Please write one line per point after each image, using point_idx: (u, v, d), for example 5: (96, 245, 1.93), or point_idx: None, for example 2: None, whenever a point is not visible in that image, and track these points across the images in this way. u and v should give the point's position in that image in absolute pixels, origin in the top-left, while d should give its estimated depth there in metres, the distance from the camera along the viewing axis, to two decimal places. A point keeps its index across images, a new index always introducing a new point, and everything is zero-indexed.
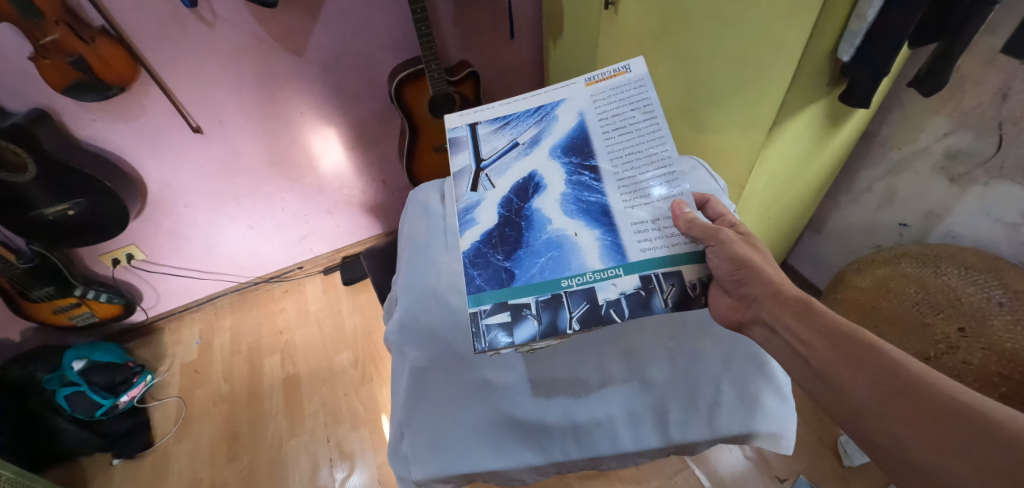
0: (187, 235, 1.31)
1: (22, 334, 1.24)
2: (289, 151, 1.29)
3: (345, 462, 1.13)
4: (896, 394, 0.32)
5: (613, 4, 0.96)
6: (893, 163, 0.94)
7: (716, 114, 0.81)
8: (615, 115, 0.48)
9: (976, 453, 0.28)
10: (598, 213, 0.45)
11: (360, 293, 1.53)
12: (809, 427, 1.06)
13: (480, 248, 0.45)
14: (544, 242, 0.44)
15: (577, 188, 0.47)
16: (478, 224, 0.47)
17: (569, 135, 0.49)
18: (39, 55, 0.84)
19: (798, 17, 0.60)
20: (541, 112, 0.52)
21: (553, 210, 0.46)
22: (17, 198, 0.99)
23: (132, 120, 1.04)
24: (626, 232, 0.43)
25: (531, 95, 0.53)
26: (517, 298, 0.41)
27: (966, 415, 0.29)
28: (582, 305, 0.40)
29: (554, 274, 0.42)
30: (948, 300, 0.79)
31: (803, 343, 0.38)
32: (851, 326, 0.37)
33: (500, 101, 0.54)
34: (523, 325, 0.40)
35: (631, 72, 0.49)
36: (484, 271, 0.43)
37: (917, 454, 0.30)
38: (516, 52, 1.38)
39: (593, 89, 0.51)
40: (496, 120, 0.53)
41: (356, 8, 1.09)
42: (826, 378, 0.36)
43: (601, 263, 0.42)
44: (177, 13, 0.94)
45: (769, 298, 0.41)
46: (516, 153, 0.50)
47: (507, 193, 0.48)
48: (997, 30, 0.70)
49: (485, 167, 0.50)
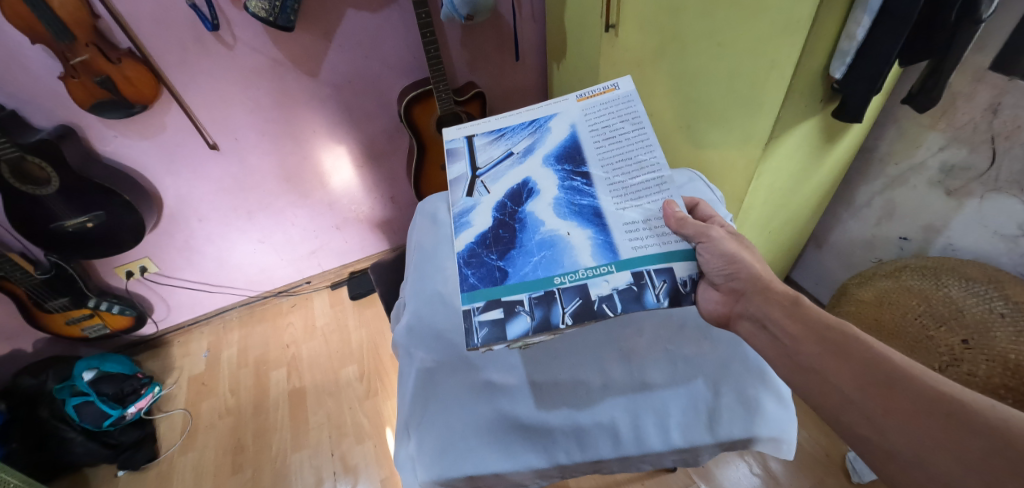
0: (199, 249, 1.34)
1: (34, 345, 1.27)
2: (301, 168, 1.33)
3: (349, 475, 1.12)
4: (880, 386, 0.33)
5: (613, 27, 1.00)
6: (890, 178, 0.96)
7: (712, 130, 0.84)
8: (606, 126, 0.52)
9: (955, 441, 0.29)
10: (591, 215, 0.47)
11: (367, 308, 1.55)
12: (818, 444, 1.05)
13: (475, 248, 0.47)
14: (537, 242, 0.46)
15: (570, 193, 0.49)
16: (473, 226, 0.49)
17: (562, 144, 0.53)
18: (69, 75, 0.89)
19: (787, 37, 0.63)
20: (534, 125, 0.55)
21: (546, 213, 0.48)
22: (40, 211, 1.03)
23: (153, 137, 1.09)
24: (617, 232, 0.45)
25: (526, 110, 0.58)
26: (510, 295, 0.42)
27: (944, 404, 0.30)
28: (575, 300, 0.41)
29: (547, 272, 0.43)
30: (951, 313, 0.80)
31: (789, 336, 0.39)
32: (837, 321, 0.38)
33: (496, 116, 0.58)
34: (516, 320, 0.40)
35: (619, 89, 0.54)
36: (478, 270, 0.45)
37: (896, 443, 0.31)
38: (519, 73, 1.43)
39: (584, 104, 0.55)
40: (492, 133, 0.57)
41: (367, 31, 1.14)
42: (813, 368, 0.36)
43: (593, 261, 0.43)
44: (200, 36, 0.99)
45: (756, 293, 0.43)
46: (510, 162, 0.53)
47: (501, 198, 0.50)
48: (986, 48, 0.73)
49: (480, 174, 0.53)
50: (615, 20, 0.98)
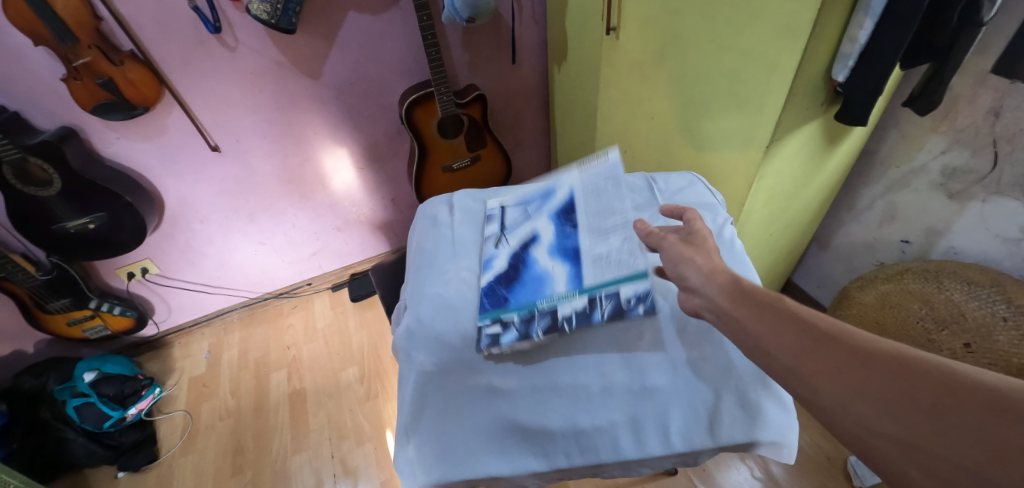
0: (200, 250, 1.34)
1: (36, 346, 1.27)
2: (303, 170, 1.33)
3: (349, 478, 1.12)
4: (811, 346, 0.32)
5: (614, 30, 1.00)
6: (892, 181, 0.96)
7: (713, 132, 0.84)
8: (594, 185, 0.59)
9: (893, 391, 0.27)
10: (571, 253, 0.54)
11: (368, 310, 1.55)
12: (819, 448, 1.04)
13: (489, 283, 0.56)
14: (531, 276, 0.55)
15: (562, 237, 0.56)
16: (491, 267, 0.59)
17: (561, 201, 0.60)
18: (71, 77, 0.90)
19: (787, 41, 0.63)
20: (545, 189, 0.64)
21: (541, 254, 0.56)
22: (41, 213, 1.03)
23: (155, 138, 1.09)
24: (587, 266, 0.52)
25: (542, 180, 0.67)
26: (507, 315, 0.51)
27: (881, 358, 0.29)
28: (546, 318, 0.50)
29: (532, 298, 0.52)
30: (953, 315, 0.79)
31: (734, 318, 0.38)
32: (775, 297, 0.37)
33: (522, 187, 0.69)
34: (507, 333, 0.50)
35: (609, 158, 0.60)
36: (487, 296, 0.54)
37: (836, 402, 0.29)
38: (520, 76, 1.43)
39: (583, 170, 0.62)
40: (515, 200, 0.68)
41: (369, 34, 1.14)
42: (760, 346, 0.35)
43: (565, 289, 0.51)
44: (202, 38, 1.00)
45: (706, 283, 0.42)
46: (524, 219, 0.63)
47: (513, 247, 0.60)
48: (987, 51, 0.73)
49: (502, 230, 0.63)
50: (616, 22, 0.99)
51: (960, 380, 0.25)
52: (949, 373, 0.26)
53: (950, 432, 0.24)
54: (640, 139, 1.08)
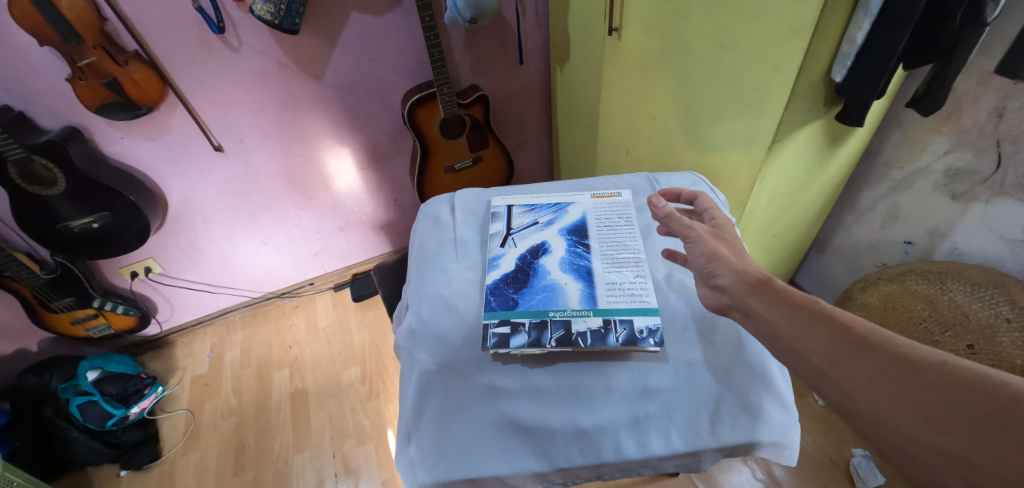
0: (203, 249, 1.35)
1: (39, 345, 1.28)
2: (305, 170, 1.33)
3: (350, 477, 1.12)
4: (847, 349, 0.32)
5: (617, 30, 1.01)
6: (895, 182, 0.95)
7: (716, 132, 0.84)
8: (608, 218, 0.65)
9: (935, 401, 0.28)
10: (584, 273, 0.57)
11: (370, 310, 1.55)
12: (821, 449, 1.04)
13: (498, 283, 0.57)
14: (543, 285, 0.56)
15: (574, 256, 0.60)
16: (500, 267, 0.60)
17: (575, 223, 0.65)
18: (75, 77, 0.90)
19: (790, 41, 0.63)
20: (557, 207, 0.68)
21: (553, 266, 0.59)
22: (45, 212, 1.03)
23: (159, 138, 1.10)
24: (600, 289, 0.55)
25: (554, 196, 0.71)
26: (518, 318, 0.52)
27: (920, 366, 0.29)
28: (560, 330, 0.50)
29: (546, 307, 0.53)
30: (956, 316, 0.80)
31: (766, 320, 0.38)
32: (805, 298, 0.38)
33: (533, 195, 0.71)
34: (518, 336, 0.50)
35: (621, 197, 0.69)
36: (497, 297, 0.55)
37: (876, 410, 0.30)
38: (523, 77, 1.43)
39: (596, 200, 0.69)
40: (525, 206, 0.69)
41: (371, 34, 1.15)
42: (791, 348, 0.35)
43: (579, 305, 0.53)
44: (206, 39, 1.00)
45: (738, 282, 0.42)
46: (535, 229, 0.65)
47: (523, 252, 0.61)
48: (991, 51, 0.73)
49: (512, 232, 0.65)
50: (619, 23, 0.99)
51: (1002, 393, 0.26)
52: (988, 383, 0.27)
53: (995, 446, 0.25)
54: (643, 139, 1.08)
